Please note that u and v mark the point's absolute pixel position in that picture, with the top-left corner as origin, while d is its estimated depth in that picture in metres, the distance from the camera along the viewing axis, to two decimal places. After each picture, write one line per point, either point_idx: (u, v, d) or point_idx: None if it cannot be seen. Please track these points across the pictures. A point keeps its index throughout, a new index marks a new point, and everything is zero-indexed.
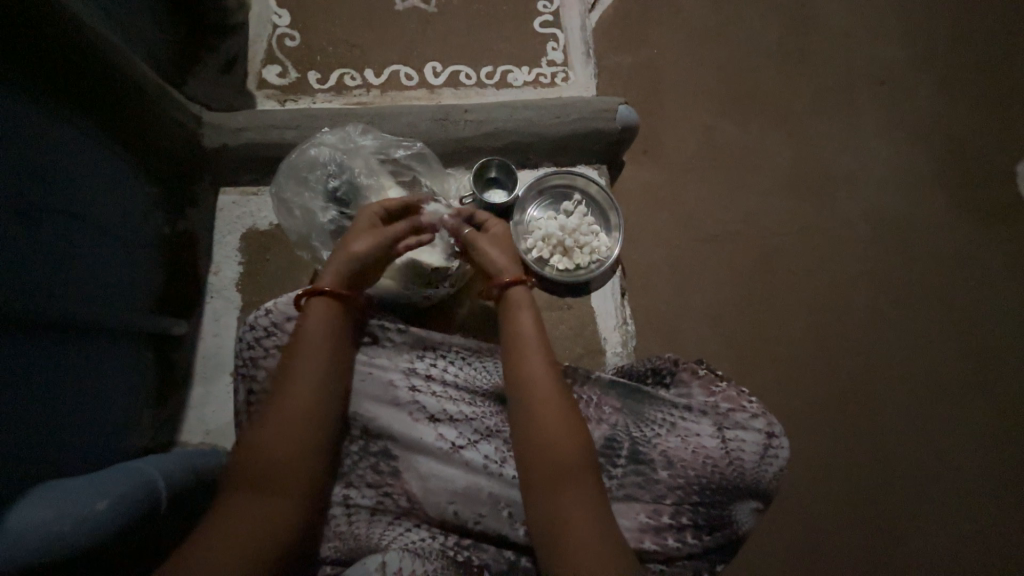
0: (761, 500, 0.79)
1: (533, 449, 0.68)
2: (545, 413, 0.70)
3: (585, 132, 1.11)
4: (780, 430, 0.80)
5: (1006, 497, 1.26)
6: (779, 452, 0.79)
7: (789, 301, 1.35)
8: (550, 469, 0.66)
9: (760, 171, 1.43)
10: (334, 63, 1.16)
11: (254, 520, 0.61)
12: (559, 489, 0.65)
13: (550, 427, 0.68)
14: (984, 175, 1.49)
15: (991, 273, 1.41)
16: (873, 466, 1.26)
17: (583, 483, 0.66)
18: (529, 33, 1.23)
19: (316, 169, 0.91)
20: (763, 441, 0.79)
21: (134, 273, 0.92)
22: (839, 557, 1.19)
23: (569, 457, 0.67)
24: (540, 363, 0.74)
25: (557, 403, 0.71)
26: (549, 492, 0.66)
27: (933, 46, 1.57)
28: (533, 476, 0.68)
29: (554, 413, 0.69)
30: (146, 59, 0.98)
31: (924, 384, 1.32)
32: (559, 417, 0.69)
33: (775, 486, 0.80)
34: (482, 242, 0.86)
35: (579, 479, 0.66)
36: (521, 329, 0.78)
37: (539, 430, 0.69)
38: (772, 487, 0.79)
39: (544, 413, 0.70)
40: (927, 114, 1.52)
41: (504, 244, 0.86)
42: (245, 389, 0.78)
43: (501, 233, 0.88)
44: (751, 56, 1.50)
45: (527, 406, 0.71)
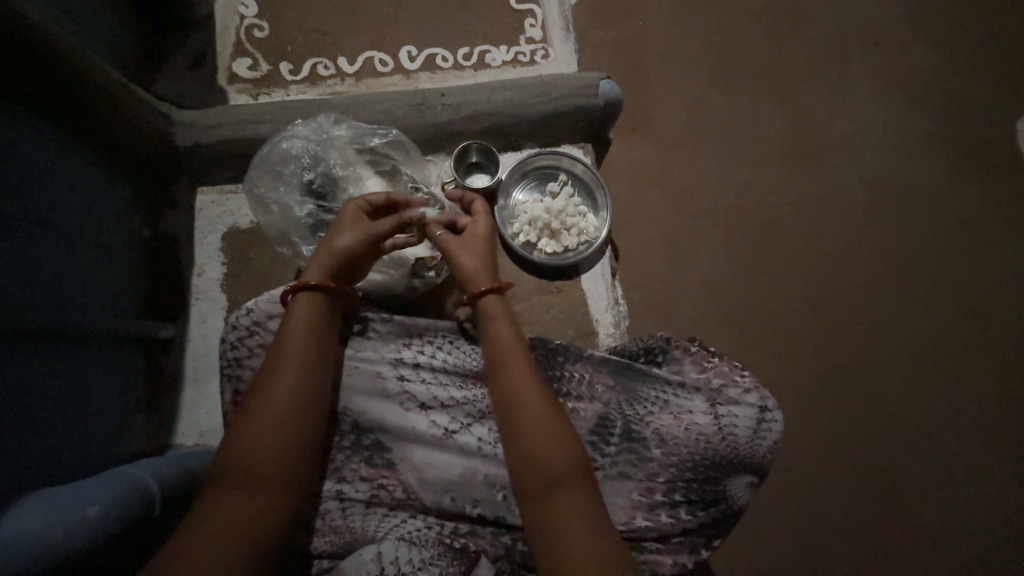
0: (756, 474, 0.78)
1: (523, 440, 0.68)
2: (533, 403, 0.70)
3: (567, 110, 1.08)
4: (774, 403, 0.79)
5: (1008, 458, 1.26)
6: (773, 425, 0.78)
7: (785, 272, 1.33)
8: (540, 456, 0.66)
9: (751, 141, 1.40)
10: (305, 52, 1.12)
11: (245, 519, 0.61)
12: (552, 476, 0.65)
13: (534, 421, 0.68)
14: (982, 133, 1.45)
15: (990, 234, 1.39)
16: (874, 433, 1.25)
17: (574, 467, 0.66)
18: (505, 10, 1.19)
19: (288, 163, 0.89)
20: (757, 415, 0.78)
21: (116, 277, 0.91)
22: (844, 527, 1.19)
23: (558, 447, 0.67)
24: (519, 357, 0.74)
25: (541, 396, 0.71)
26: (540, 479, 0.66)
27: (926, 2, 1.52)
28: (524, 464, 0.67)
29: (538, 410, 0.69)
30: (110, 58, 0.94)
31: (924, 349, 1.31)
32: (547, 409, 0.70)
33: (770, 461, 0.79)
34: (462, 249, 0.82)
35: (569, 464, 0.66)
36: (496, 328, 0.77)
37: (527, 421, 0.69)
38: (767, 462, 0.78)
39: (530, 405, 0.70)
40: (921, 73, 1.48)
41: (482, 252, 0.82)
42: (231, 390, 0.77)
43: (484, 239, 0.84)
44: (738, 22, 1.46)
45: (512, 399, 0.71)
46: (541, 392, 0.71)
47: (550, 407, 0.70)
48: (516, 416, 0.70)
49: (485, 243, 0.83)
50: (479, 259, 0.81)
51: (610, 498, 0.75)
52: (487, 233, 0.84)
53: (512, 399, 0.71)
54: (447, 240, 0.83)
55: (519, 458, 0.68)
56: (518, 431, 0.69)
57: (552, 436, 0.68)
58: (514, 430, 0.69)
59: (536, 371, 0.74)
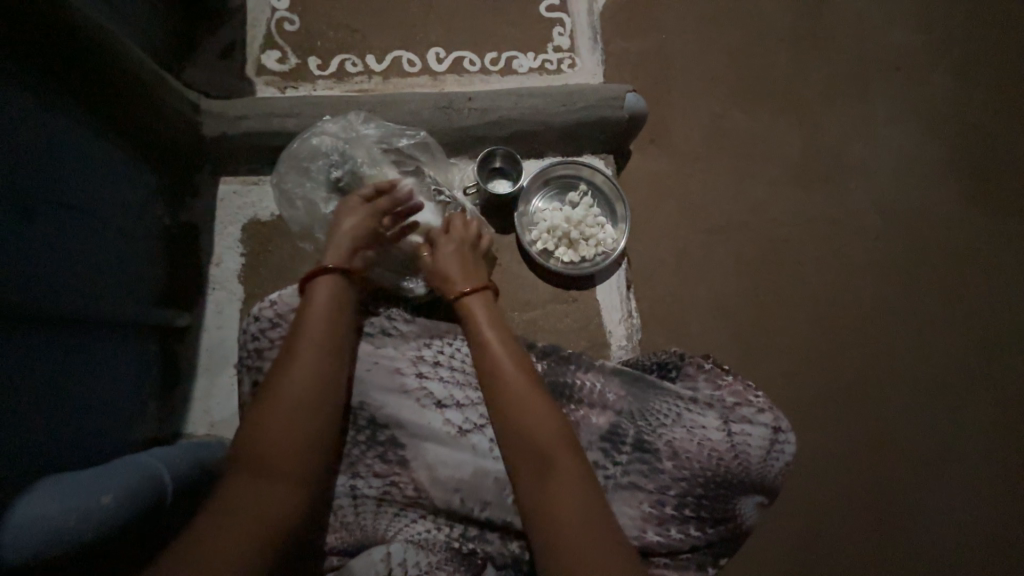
0: (765, 495, 0.78)
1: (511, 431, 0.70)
2: (519, 390, 0.72)
3: (591, 121, 1.08)
4: (787, 426, 0.79)
5: (1009, 490, 1.26)
6: (785, 447, 0.78)
7: (797, 294, 1.34)
8: (536, 445, 0.68)
9: (769, 162, 1.41)
10: (334, 48, 1.12)
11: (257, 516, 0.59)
12: (555, 472, 0.66)
13: (521, 411, 0.70)
14: (998, 166, 1.46)
15: (1002, 266, 1.40)
16: (879, 460, 1.26)
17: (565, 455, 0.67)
18: (534, 18, 1.20)
19: (317, 158, 0.89)
20: (769, 436, 0.78)
21: (134, 263, 0.90)
22: (846, 552, 1.20)
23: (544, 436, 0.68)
24: (506, 345, 0.76)
25: (524, 384, 0.72)
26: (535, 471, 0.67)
27: (948, 32, 1.53)
28: (512, 451, 0.69)
29: (525, 400, 0.71)
30: (143, 44, 0.94)
31: (932, 377, 1.31)
32: (531, 398, 0.71)
33: (781, 483, 0.79)
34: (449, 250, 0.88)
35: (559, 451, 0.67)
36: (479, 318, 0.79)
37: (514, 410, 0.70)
38: (777, 483, 0.78)
39: (515, 394, 0.71)
40: (941, 103, 1.49)
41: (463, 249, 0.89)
42: (249, 381, 0.77)
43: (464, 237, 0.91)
44: (762, 43, 1.47)
45: (495, 390, 0.73)
46: (526, 380, 0.72)
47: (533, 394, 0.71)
48: (505, 405, 0.71)
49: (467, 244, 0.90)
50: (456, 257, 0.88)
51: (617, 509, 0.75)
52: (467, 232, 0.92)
53: (496, 388, 0.73)
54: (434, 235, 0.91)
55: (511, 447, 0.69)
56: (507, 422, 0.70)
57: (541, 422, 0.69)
58: (504, 419, 0.71)
59: (524, 360, 0.76)
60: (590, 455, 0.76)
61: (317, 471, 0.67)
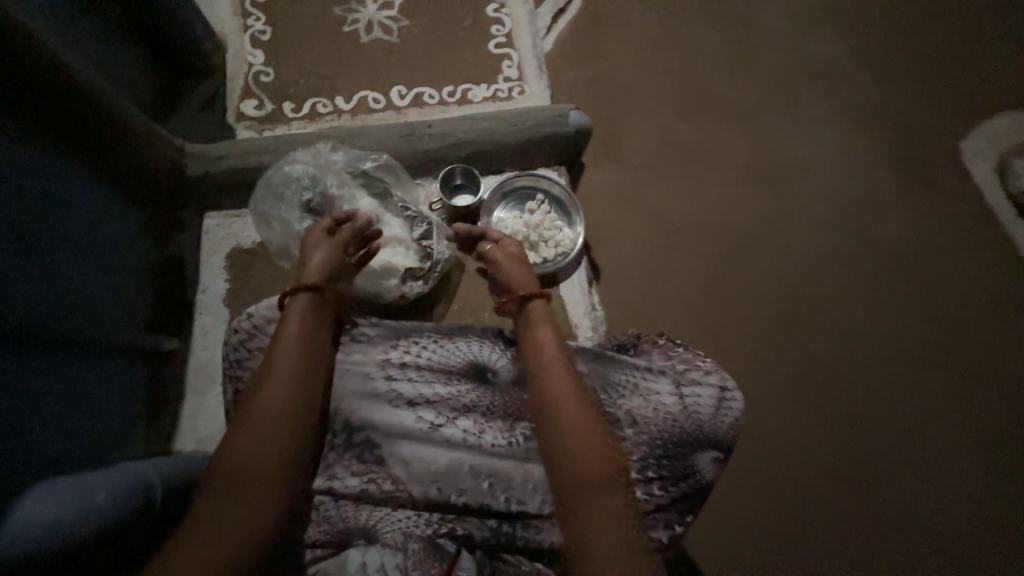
0: (723, 450, 0.83)
1: (562, 445, 0.73)
2: (575, 404, 0.76)
3: (541, 137, 1.20)
4: (734, 384, 0.85)
5: (945, 439, 1.44)
6: (734, 404, 0.83)
7: (745, 284, 1.51)
8: (580, 448, 0.72)
9: (710, 169, 1.58)
10: (306, 93, 1.25)
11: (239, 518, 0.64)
12: (598, 475, 0.70)
13: (573, 427, 0.73)
14: (908, 160, 1.69)
15: (917, 245, 1.61)
16: (828, 422, 1.43)
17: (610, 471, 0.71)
18: (485, 54, 1.34)
19: (289, 184, 0.98)
20: (717, 393, 0.84)
21: (124, 291, 0.96)
22: (805, 506, 1.36)
23: (590, 452, 0.71)
24: (560, 361, 0.81)
25: (579, 401, 0.76)
26: (580, 485, 0.70)
27: (854, 51, 1.78)
28: (559, 452, 0.73)
29: (580, 417, 0.74)
30: (133, 100, 1.06)
31: (868, 346, 1.50)
32: (579, 411, 0.75)
33: (735, 438, 0.83)
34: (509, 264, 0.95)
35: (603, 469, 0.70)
36: (541, 336, 0.84)
37: (569, 424, 0.74)
38: (731, 438, 0.82)
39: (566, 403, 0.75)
40: (854, 110, 1.72)
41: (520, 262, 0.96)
42: (232, 390, 0.83)
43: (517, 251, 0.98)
44: (694, 67, 1.67)
45: (550, 406, 0.76)
46: (577, 398, 0.76)
47: (586, 412, 0.75)
48: (561, 420, 0.74)
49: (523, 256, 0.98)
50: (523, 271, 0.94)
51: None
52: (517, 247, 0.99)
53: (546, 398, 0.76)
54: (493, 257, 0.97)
55: (561, 464, 0.72)
56: (563, 438, 0.73)
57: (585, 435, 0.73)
58: (556, 435, 0.74)
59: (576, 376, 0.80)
60: None
61: (296, 467, 0.72)
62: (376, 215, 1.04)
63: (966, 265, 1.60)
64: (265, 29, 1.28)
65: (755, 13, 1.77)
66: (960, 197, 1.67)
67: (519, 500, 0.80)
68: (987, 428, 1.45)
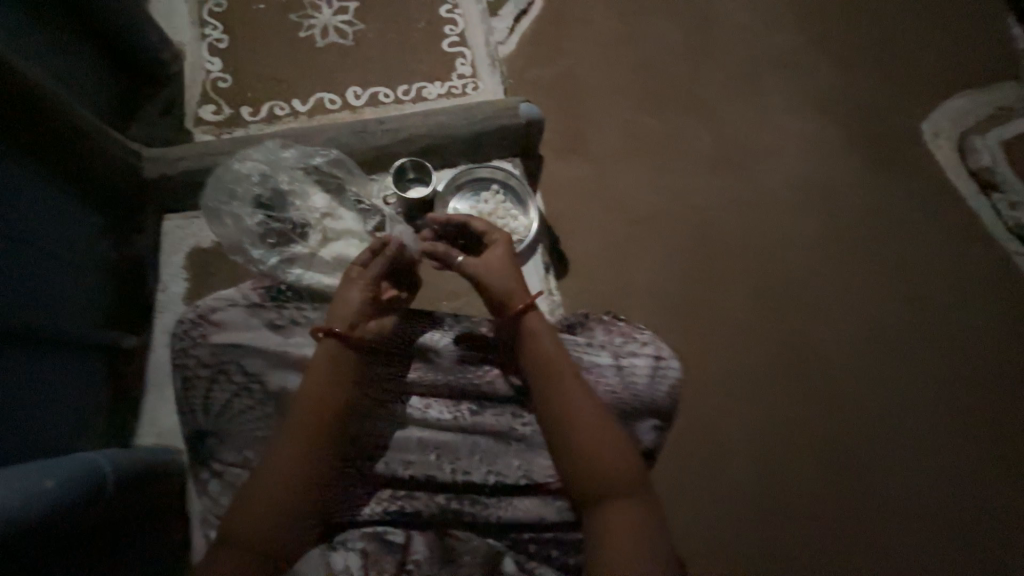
0: (658, 416, 0.89)
1: (578, 458, 0.76)
2: (589, 415, 0.78)
3: (492, 130, 1.23)
4: (667, 353, 0.91)
5: (917, 415, 1.44)
6: (667, 371, 0.90)
7: (712, 268, 1.52)
8: (598, 459, 0.75)
9: (671, 157, 1.61)
10: (264, 97, 1.29)
11: (284, 519, 0.72)
12: (618, 486, 0.74)
13: (587, 438, 0.76)
14: (876, 139, 1.69)
15: (885, 223, 1.61)
16: (799, 402, 1.43)
17: (626, 480, 0.75)
18: (438, 53, 1.38)
19: (241, 181, 1.02)
20: (652, 364, 0.89)
21: (81, 292, 0.99)
22: (776, 485, 1.36)
23: (609, 463, 0.75)
24: (572, 375, 0.82)
25: (593, 410, 0.79)
26: (599, 494, 0.75)
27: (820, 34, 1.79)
28: (580, 462, 0.76)
29: (596, 428, 0.77)
30: (91, 109, 1.09)
31: (840, 325, 1.50)
32: (598, 430, 0.77)
33: (671, 405, 0.90)
34: (489, 274, 0.91)
35: (619, 479, 0.75)
36: (546, 345, 0.84)
37: (584, 437, 0.77)
38: (667, 406, 0.89)
39: (582, 422, 0.78)
40: (819, 92, 1.73)
41: (500, 268, 0.92)
42: (179, 378, 0.86)
43: (496, 257, 0.92)
44: (652, 59, 1.70)
45: (567, 419, 0.78)
46: (592, 408, 0.79)
47: (600, 421, 0.78)
48: (577, 433, 0.77)
49: (498, 260, 0.92)
50: (507, 280, 0.90)
51: (533, 460, 0.87)
52: (499, 252, 0.93)
53: (563, 420, 0.78)
54: (475, 263, 0.93)
55: (577, 475, 0.76)
56: (580, 451, 0.76)
57: (607, 455, 0.76)
58: (575, 449, 0.76)
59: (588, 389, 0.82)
60: (501, 416, 0.89)
61: (323, 481, 0.76)
62: (330, 208, 1.05)
63: (934, 244, 1.60)
64: (223, 38, 1.33)
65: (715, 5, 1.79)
66: (926, 176, 1.67)
67: (465, 470, 0.85)
68: (958, 401, 1.45)
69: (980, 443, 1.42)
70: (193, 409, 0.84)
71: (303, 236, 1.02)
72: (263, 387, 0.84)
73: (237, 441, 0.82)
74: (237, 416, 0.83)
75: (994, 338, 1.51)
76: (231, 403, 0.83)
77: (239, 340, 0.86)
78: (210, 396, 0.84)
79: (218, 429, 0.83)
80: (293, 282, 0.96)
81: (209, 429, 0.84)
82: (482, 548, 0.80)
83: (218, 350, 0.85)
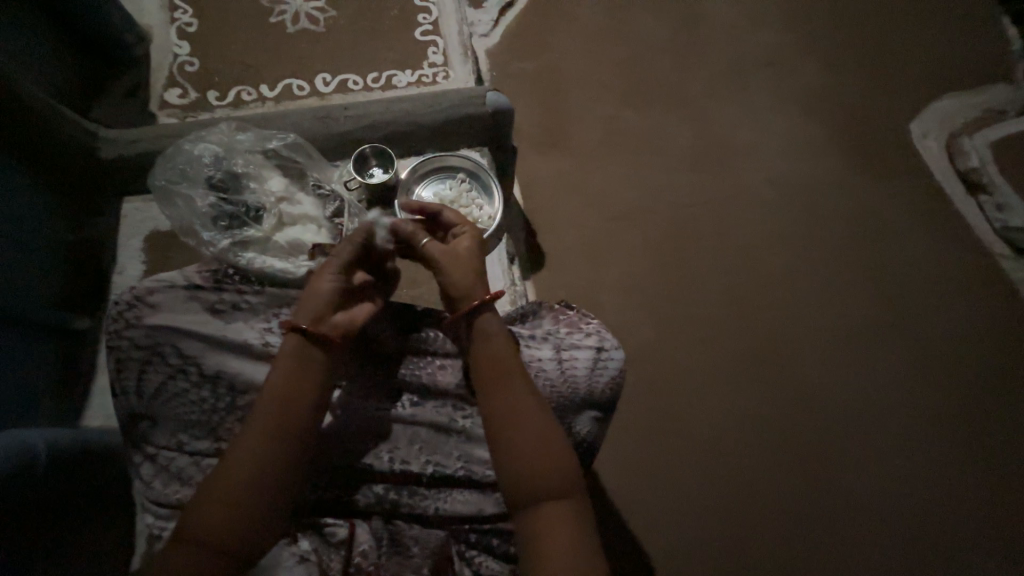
0: (600, 410, 0.86)
1: (518, 463, 0.72)
2: (535, 419, 0.75)
3: (458, 118, 1.21)
4: (611, 345, 0.89)
5: (896, 421, 1.39)
6: (609, 362, 0.87)
7: (687, 265, 1.49)
8: (538, 464, 0.72)
9: (649, 152, 1.58)
10: (231, 82, 1.28)
11: (228, 531, 0.66)
12: (556, 491, 0.71)
13: (526, 440, 0.73)
14: (866, 137, 1.64)
15: (872, 223, 1.56)
16: (773, 404, 1.39)
17: (563, 485, 0.72)
18: (410, 41, 1.36)
19: (196, 164, 1.02)
20: (593, 356, 0.87)
21: (31, 273, 0.98)
22: (745, 488, 1.33)
23: (550, 468, 0.72)
24: (521, 381, 0.77)
25: (538, 414, 0.75)
26: (536, 499, 0.71)
27: (809, 28, 1.75)
28: (518, 466, 0.72)
29: (539, 430, 0.74)
30: (50, 89, 1.09)
31: (819, 326, 1.46)
32: (543, 441, 0.73)
33: (611, 396, 0.87)
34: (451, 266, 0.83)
35: (557, 484, 0.71)
36: (499, 346, 0.79)
37: (527, 441, 0.73)
38: (607, 397, 0.86)
39: (527, 432, 0.73)
40: (807, 87, 1.68)
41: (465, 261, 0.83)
42: (113, 360, 0.84)
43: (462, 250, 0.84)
44: (634, 51, 1.68)
45: (514, 422, 0.74)
46: (538, 412, 0.75)
47: (545, 425, 0.75)
48: (519, 437, 0.73)
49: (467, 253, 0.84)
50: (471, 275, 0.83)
51: (472, 452, 0.85)
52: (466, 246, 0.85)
53: (506, 430, 0.74)
54: (437, 252, 0.84)
55: (511, 479, 0.72)
56: (520, 456, 0.72)
57: (550, 467, 0.72)
58: (514, 453, 0.73)
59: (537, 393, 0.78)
60: (444, 409, 0.87)
61: (275, 489, 0.70)
62: (287, 192, 1.05)
63: (921, 247, 1.54)
64: (192, 22, 1.33)
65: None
66: (916, 177, 1.61)
67: (404, 460, 0.84)
68: (941, 408, 1.41)
69: (959, 456, 1.37)
70: (127, 391, 0.83)
71: (257, 219, 1.01)
72: (199, 369, 0.83)
73: (170, 423, 0.83)
74: (170, 398, 0.83)
75: (979, 347, 1.46)
76: (165, 385, 0.83)
77: (176, 322, 0.85)
78: (143, 378, 0.83)
79: (152, 413, 0.83)
80: (243, 266, 0.95)
81: (143, 411, 0.83)
82: (434, 540, 0.81)
83: (155, 332, 0.84)
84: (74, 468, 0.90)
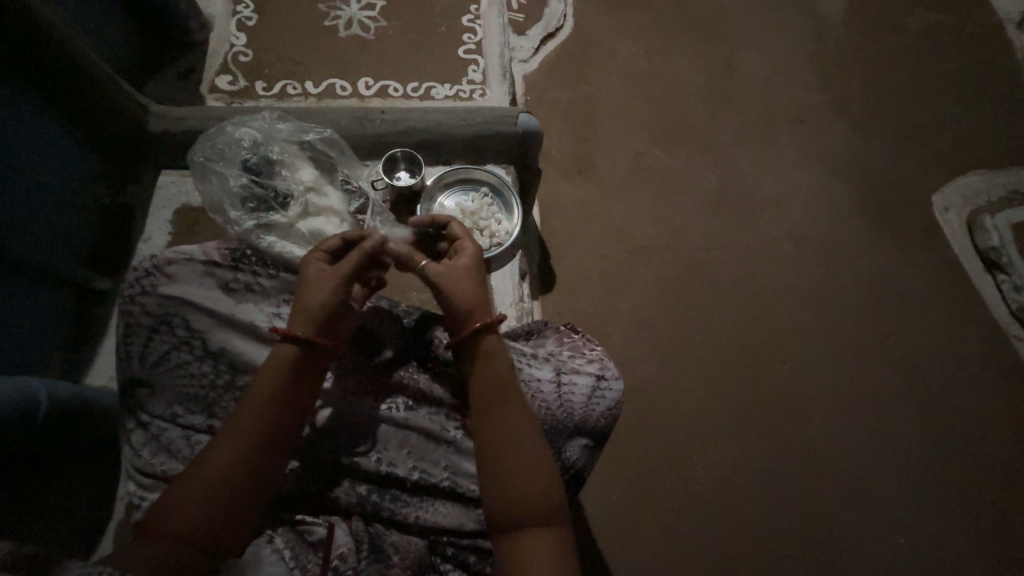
0: (591, 437, 0.87)
1: (501, 487, 0.72)
2: (525, 443, 0.74)
3: (488, 135, 1.23)
4: (611, 375, 0.89)
5: (892, 492, 1.36)
6: (608, 392, 0.87)
7: (694, 305, 1.49)
8: (523, 491, 0.71)
9: (670, 190, 1.61)
10: (279, 75, 1.34)
11: (204, 519, 0.66)
12: (538, 518, 0.71)
13: (515, 463, 0.72)
14: (886, 202, 1.65)
15: (887, 287, 1.56)
16: (768, 457, 1.36)
17: (545, 513, 0.71)
18: (452, 57, 1.42)
19: (235, 146, 1.07)
20: (592, 383, 0.87)
21: (63, 229, 1.03)
22: (731, 540, 1.29)
23: (535, 496, 0.71)
24: (520, 401, 0.77)
25: (530, 438, 0.74)
26: (516, 525, 0.71)
27: (840, 91, 1.78)
28: (501, 490, 0.72)
29: (528, 457, 0.73)
30: (109, 62, 1.16)
31: (822, 383, 1.44)
32: (531, 465, 0.73)
33: (604, 426, 0.87)
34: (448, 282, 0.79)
35: (541, 512, 0.71)
36: (499, 365, 0.78)
37: (513, 466, 0.72)
38: (601, 426, 0.87)
39: (517, 455, 0.73)
40: (831, 147, 1.71)
41: (467, 275, 0.80)
42: (123, 324, 0.86)
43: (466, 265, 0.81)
44: (666, 92, 1.72)
45: (504, 445, 0.74)
46: (531, 438, 0.75)
47: (535, 452, 0.74)
48: (507, 460, 0.73)
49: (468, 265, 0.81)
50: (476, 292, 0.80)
51: (459, 463, 0.85)
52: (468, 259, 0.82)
53: (497, 449, 0.74)
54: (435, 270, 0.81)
55: (493, 501, 0.72)
56: (506, 479, 0.72)
57: (537, 489, 0.72)
58: (500, 476, 0.72)
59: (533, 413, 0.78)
60: (436, 416, 0.87)
61: (255, 484, 0.70)
62: (317, 184, 1.09)
63: (935, 319, 1.53)
64: (252, 16, 1.40)
65: (743, 51, 1.81)
66: (935, 248, 1.61)
67: (391, 462, 0.84)
68: (941, 486, 1.36)
69: (955, 537, 1.32)
70: (132, 358, 0.85)
71: (283, 206, 1.05)
72: (204, 344, 0.85)
73: (167, 393, 0.84)
74: (171, 369, 0.84)
75: (987, 428, 1.43)
76: (168, 355, 0.84)
77: (189, 295, 0.86)
78: (149, 346, 0.85)
79: (151, 379, 0.85)
80: (261, 247, 0.98)
81: (144, 378, 0.85)
82: (413, 550, 0.79)
83: (166, 302, 0.85)
84: (71, 422, 0.92)
